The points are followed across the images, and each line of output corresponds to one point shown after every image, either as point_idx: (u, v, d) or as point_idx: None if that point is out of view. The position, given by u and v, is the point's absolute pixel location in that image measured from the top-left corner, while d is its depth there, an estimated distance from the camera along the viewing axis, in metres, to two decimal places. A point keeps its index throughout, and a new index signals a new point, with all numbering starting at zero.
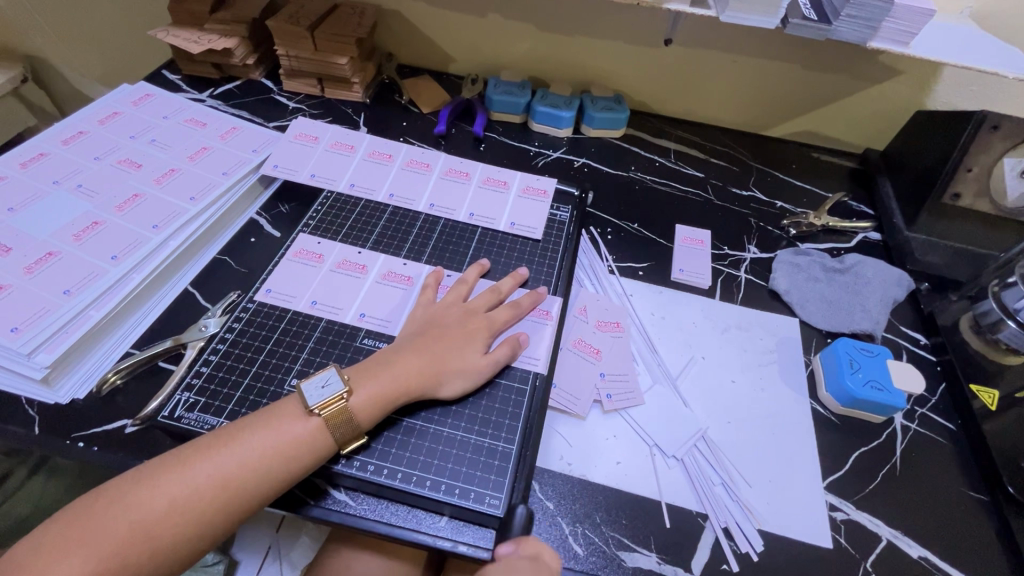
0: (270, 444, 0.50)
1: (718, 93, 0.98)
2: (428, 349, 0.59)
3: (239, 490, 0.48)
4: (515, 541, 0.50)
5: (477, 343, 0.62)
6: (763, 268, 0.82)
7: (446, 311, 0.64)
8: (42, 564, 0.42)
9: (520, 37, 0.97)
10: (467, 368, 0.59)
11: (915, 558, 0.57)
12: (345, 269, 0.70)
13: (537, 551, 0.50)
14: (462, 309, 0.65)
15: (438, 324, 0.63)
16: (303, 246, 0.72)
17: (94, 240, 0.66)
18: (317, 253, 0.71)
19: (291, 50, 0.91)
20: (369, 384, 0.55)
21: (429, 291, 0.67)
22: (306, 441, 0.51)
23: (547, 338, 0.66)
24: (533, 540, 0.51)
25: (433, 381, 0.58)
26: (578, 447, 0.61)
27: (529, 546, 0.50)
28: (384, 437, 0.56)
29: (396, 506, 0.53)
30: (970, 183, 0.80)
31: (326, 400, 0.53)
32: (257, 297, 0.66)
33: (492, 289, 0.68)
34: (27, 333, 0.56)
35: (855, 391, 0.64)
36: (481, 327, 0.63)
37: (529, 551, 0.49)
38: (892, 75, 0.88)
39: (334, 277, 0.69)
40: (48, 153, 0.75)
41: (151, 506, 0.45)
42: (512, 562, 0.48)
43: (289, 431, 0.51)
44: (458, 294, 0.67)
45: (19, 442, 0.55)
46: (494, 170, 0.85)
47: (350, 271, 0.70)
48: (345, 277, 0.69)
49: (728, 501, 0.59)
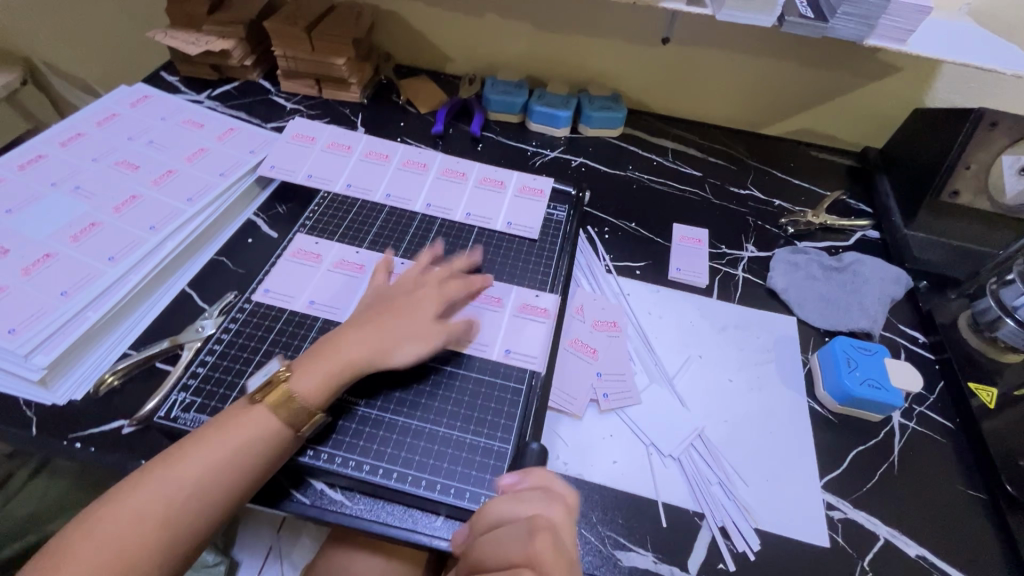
0: (230, 439, 0.50)
1: (716, 92, 0.98)
2: (376, 322, 0.60)
3: (211, 484, 0.48)
4: (521, 474, 0.50)
5: (426, 313, 0.62)
6: (762, 267, 0.82)
7: (396, 288, 0.65)
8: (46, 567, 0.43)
9: (518, 37, 0.97)
10: (415, 336, 0.60)
11: (912, 557, 0.57)
12: (342, 269, 0.70)
13: (546, 482, 0.50)
14: (412, 284, 0.65)
15: (387, 299, 0.63)
16: (301, 246, 0.72)
17: (92, 241, 0.66)
18: (315, 253, 0.72)
19: (288, 51, 0.91)
20: (315, 363, 0.55)
21: (381, 275, 0.67)
22: (265, 431, 0.51)
23: (497, 324, 0.66)
24: (539, 472, 0.51)
25: (380, 353, 0.58)
26: (574, 447, 0.61)
27: (537, 477, 0.50)
28: (353, 427, 0.56)
29: (391, 506, 0.53)
30: (969, 180, 0.80)
31: (266, 387, 0.54)
32: (255, 297, 0.66)
33: (443, 268, 0.68)
34: (24, 334, 0.57)
35: (850, 389, 0.64)
36: (430, 298, 0.64)
37: (536, 482, 0.49)
38: (891, 72, 0.88)
39: (330, 276, 0.69)
40: (46, 155, 0.75)
41: (128, 513, 0.46)
42: (520, 493, 0.48)
43: (246, 424, 0.51)
44: (412, 273, 0.67)
45: (17, 443, 0.55)
46: (491, 169, 0.85)
47: (345, 271, 0.70)
48: (344, 277, 0.69)
49: (724, 500, 0.59)
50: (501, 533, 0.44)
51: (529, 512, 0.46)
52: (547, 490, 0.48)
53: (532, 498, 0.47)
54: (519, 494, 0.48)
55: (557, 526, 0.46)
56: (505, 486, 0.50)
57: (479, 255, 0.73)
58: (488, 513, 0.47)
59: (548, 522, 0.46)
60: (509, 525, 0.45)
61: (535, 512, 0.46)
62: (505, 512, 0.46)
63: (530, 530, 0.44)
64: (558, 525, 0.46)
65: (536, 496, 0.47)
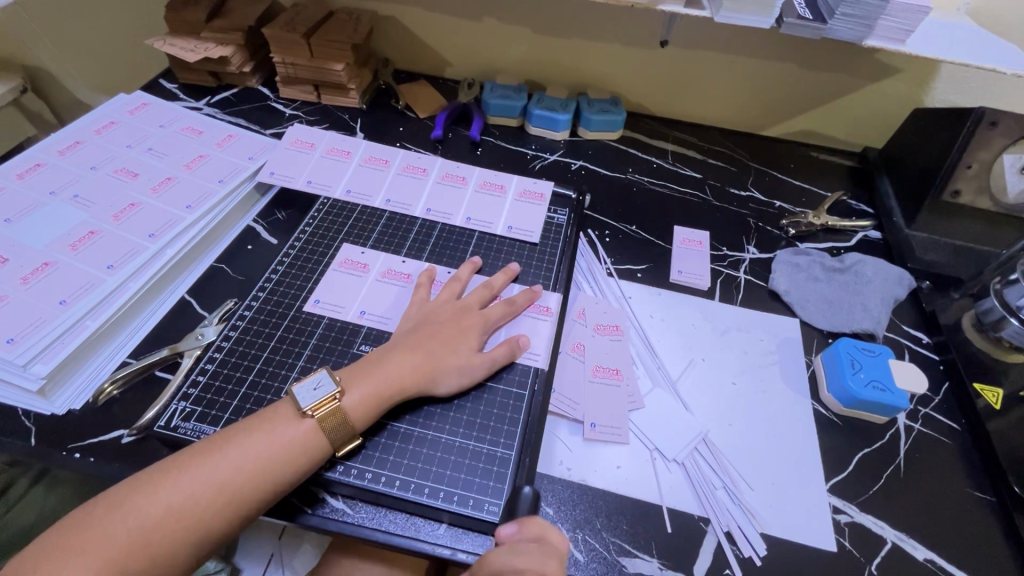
0: (266, 449, 0.49)
1: (715, 95, 0.98)
2: (425, 345, 0.59)
3: (236, 494, 0.47)
4: (519, 523, 0.48)
5: (472, 339, 0.62)
6: (763, 268, 0.82)
7: (439, 309, 0.64)
8: (53, 564, 0.43)
9: (517, 42, 0.97)
10: (464, 363, 0.60)
11: (921, 560, 0.56)
12: (390, 278, 0.70)
13: (540, 534, 0.48)
14: (455, 306, 0.65)
15: (433, 322, 0.62)
16: (347, 256, 0.72)
17: (91, 250, 0.66)
18: (361, 262, 0.72)
19: (287, 57, 0.91)
20: (362, 387, 0.54)
21: (423, 289, 0.67)
22: (302, 445, 0.50)
23: (539, 333, 0.66)
24: (537, 521, 0.49)
25: (429, 378, 0.57)
26: (577, 453, 0.60)
27: (533, 529, 0.48)
28: (367, 441, 0.55)
29: (394, 514, 0.53)
30: (970, 181, 0.80)
31: (319, 402, 0.52)
32: (306, 308, 0.66)
33: (484, 285, 0.68)
34: (22, 344, 0.56)
35: (855, 392, 0.64)
36: (475, 322, 0.63)
37: (534, 534, 0.48)
38: (890, 72, 0.88)
39: (379, 286, 0.69)
40: (46, 163, 0.75)
41: (149, 511, 0.45)
42: (515, 545, 0.47)
43: (284, 435, 0.50)
44: (452, 291, 0.67)
45: (16, 454, 0.54)
46: (491, 173, 0.85)
47: (395, 280, 0.70)
48: (389, 286, 0.69)
49: (730, 504, 0.58)
50: None
51: (524, 566, 0.45)
52: (544, 544, 0.47)
53: (529, 554, 0.46)
54: (515, 545, 0.47)
55: None
56: (500, 536, 0.48)
57: (519, 266, 0.72)
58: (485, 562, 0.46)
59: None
60: None
61: (529, 567, 0.45)
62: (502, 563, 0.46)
63: None
64: None
65: (532, 549, 0.46)
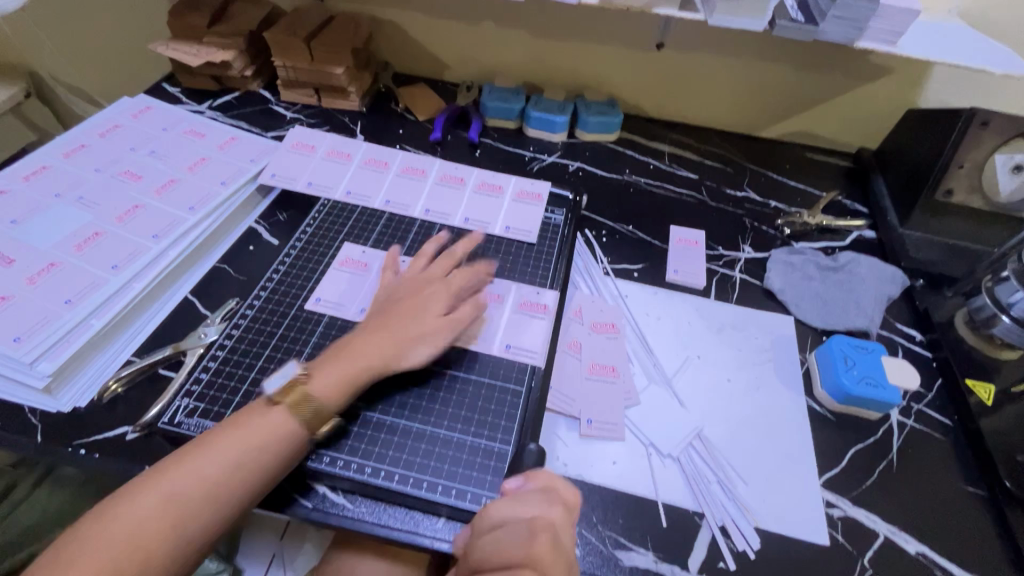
0: (246, 439, 0.51)
1: (711, 97, 0.99)
2: (387, 325, 0.60)
3: (223, 484, 0.49)
4: (524, 476, 0.51)
5: (433, 307, 0.63)
6: (758, 267, 0.83)
7: (399, 289, 0.66)
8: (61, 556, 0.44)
9: (515, 45, 0.98)
10: (429, 334, 0.61)
11: (913, 554, 0.57)
12: (348, 267, 0.72)
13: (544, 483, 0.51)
14: (415, 283, 0.66)
15: (394, 299, 0.64)
16: (348, 255, 0.73)
17: (96, 250, 0.67)
18: (361, 262, 0.73)
19: (288, 61, 0.92)
20: (333, 368, 0.56)
21: (389, 272, 0.69)
22: (280, 430, 0.52)
23: (532, 328, 0.67)
24: (544, 474, 0.52)
25: (394, 355, 0.59)
26: (575, 449, 0.61)
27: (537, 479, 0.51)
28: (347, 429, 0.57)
29: (394, 508, 0.54)
30: (962, 179, 0.81)
31: (285, 386, 0.54)
32: (307, 306, 0.67)
33: (447, 255, 0.70)
34: (29, 342, 0.58)
35: (848, 388, 0.64)
36: (435, 291, 0.65)
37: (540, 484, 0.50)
38: (882, 73, 0.89)
39: (351, 278, 0.70)
40: (50, 165, 0.76)
41: (142, 508, 0.46)
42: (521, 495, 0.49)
43: (262, 424, 0.52)
44: (414, 270, 0.68)
45: (23, 451, 0.55)
46: (489, 175, 0.86)
47: (351, 268, 0.72)
48: (348, 274, 0.71)
49: (724, 499, 0.59)
50: (501, 534, 0.45)
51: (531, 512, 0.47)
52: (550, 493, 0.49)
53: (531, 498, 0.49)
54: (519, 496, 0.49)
55: (558, 526, 0.47)
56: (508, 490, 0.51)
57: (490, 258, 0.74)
58: (487, 515, 0.47)
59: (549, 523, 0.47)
60: (508, 527, 0.46)
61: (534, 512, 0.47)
62: (504, 512, 0.47)
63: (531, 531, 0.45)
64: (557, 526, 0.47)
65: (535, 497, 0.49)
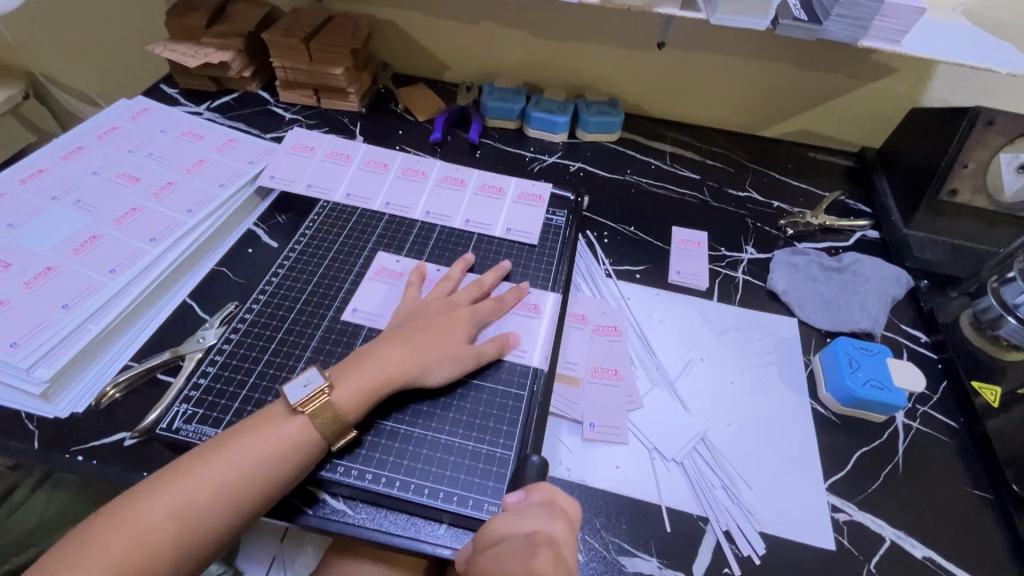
0: (259, 448, 0.50)
1: (713, 96, 0.98)
2: (414, 339, 0.60)
3: (231, 493, 0.48)
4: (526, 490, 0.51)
5: (461, 331, 0.62)
6: (762, 268, 0.82)
7: (429, 305, 0.65)
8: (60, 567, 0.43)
9: (515, 44, 0.98)
10: (453, 352, 0.60)
11: (919, 558, 0.56)
12: (383, 276, 0.71)
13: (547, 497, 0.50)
14: (444, 302, 0.65)
15: (424, 315, 0.63)
16: (382, 265, 0.72)
17: (93, 254, 0.67)
18: (396, 271, 0.72)
19: (286, 62, 0.91)
20: (353, 378, 0.55)
21: (414, 288, 0.68)
22: (294, 440, 0.51)
23: (529, 330, 0.66)
24: (545, 487, 0.51)
25: (419, 369, 0.58)
26: (577, 453, 0.61)
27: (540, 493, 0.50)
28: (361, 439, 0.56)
29: (395, 514, 0.53)
30: (967, 179, 0.80)
31: (307, 397, 0.53)
32: (343, 317, 0.66)
33: (476, 283, 0.68)
34: (26, 348, 0.57)
35: (854, 391, 0.64)
36: (464, 316, 0.64)
37: (541, 498, 0.50)
38: (885, 72, 0.88)
39: (372, 284, 0.70)
40: (48, 168, 0.76)
41: (149, 514, 0.46)
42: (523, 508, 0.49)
43: (276, 433, 0.51)
44: (443, 290, 0.67)
45: (20, 458, 0.55)
46: (490, 176, 0.85)
47: (386, 278, 0.71)
48: (381, 284, 0.70)
49: (729, 504, 0.58)
50: (501, 548, 0.45)
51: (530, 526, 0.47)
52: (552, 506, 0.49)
53: (534, 514, 0.48)
54: (522, 510, 0.48)
55: (559, 540, 0.46)
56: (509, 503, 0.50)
57: (511, 264, 0.73)
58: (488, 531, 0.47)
59: (548, 537, 0.46)
60: (509, 541, 0.45)
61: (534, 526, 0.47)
62: (508, 527, 0.47)
63: (531, 544, 0.44)
64: (558, 540, 0.46)
65: (539, 511, 0.48)
